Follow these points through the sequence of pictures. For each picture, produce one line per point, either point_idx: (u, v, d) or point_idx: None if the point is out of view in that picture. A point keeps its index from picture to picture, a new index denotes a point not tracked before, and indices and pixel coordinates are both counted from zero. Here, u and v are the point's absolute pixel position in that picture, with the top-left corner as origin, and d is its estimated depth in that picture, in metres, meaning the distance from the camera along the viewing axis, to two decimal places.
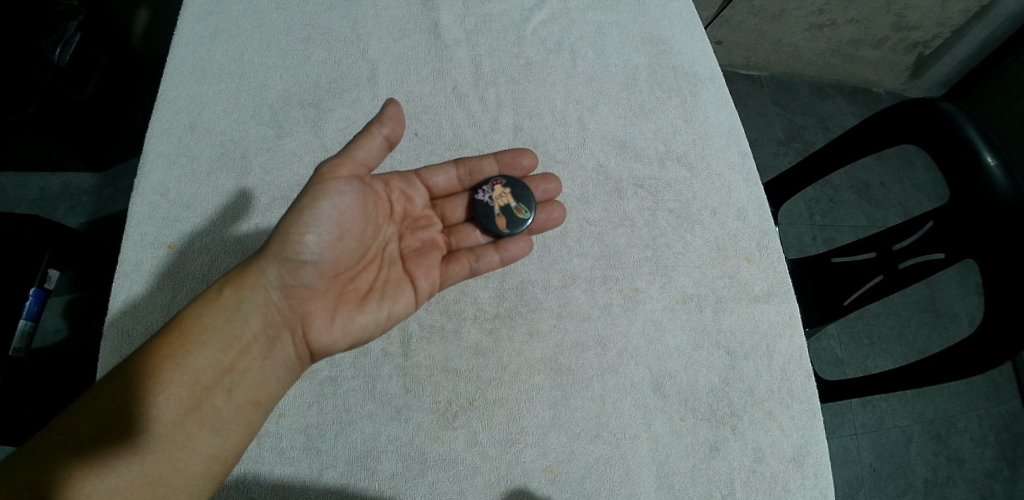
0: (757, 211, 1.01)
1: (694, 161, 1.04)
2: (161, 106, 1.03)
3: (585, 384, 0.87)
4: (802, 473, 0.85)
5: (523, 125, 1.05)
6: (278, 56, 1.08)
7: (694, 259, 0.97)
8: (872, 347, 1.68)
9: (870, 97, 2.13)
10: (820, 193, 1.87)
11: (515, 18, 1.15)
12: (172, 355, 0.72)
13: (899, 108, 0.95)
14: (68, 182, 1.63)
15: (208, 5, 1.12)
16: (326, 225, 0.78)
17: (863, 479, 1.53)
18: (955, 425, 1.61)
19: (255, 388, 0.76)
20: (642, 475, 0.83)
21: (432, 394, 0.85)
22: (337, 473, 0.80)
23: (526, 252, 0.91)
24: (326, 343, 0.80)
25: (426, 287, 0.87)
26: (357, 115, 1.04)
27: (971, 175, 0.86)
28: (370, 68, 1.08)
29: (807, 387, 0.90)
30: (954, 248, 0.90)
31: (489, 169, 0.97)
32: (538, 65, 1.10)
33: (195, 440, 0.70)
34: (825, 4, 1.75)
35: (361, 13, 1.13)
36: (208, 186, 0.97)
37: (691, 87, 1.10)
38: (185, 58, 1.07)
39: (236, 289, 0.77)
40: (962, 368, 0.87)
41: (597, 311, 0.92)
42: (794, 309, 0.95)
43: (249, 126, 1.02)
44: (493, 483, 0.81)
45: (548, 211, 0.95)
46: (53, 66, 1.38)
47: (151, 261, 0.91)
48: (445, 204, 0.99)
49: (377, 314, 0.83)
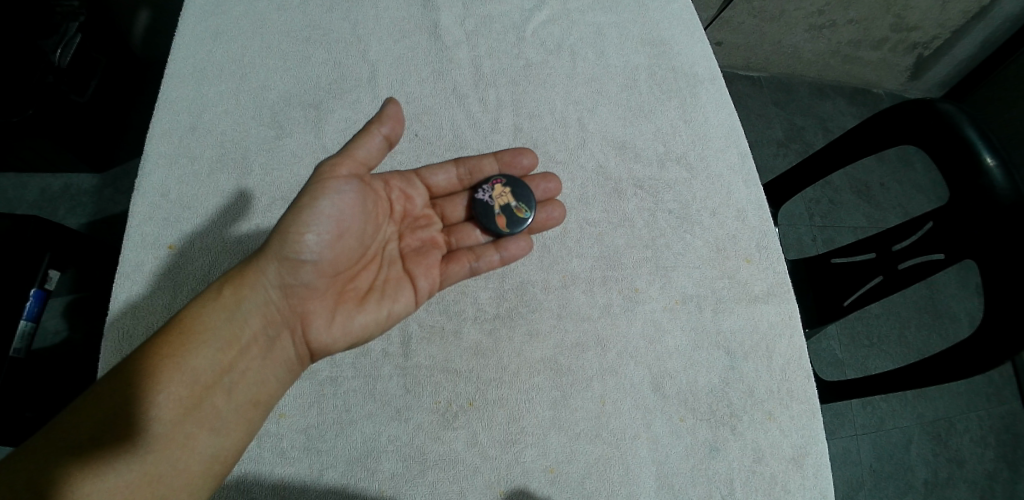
0: (757, 211, 1.01)
1: (693, 162, 1.05)
2: (162, 107, 1.03)
3: (585, 384, 0.87)
4: (802, 473, 0.85)
5: (523, 126, 1.05)
6: (279, 57, 1.09)
7: (694, 259, 0.97)
8: (872, 348, 1.68)
9: (870, 98, 2.13)
10: (820, 194, 1.88)
11: (515, 19, 1.15)
12: (172, 355, 0.72)
13: (899, 109, 0.95)
14: (68, 183, 1.64)
15: (209, 6, 1.13)
16: (325, 224, 0.78)
17: (863, 480, 1.53)
18: (956, 425, 1.61)
19: (255, 387, 0.76)
20: (642, 475, 0.83)
21: (432, 395, 0.85)
22: (337, 473, 0.80)
23: (526, 251, 0.91)
24: (326, 342, 0.81)
25: (426, 286, 0.87)
26: (357, 115, 1.04)
27: (971, 176, 0.86)
28: (371, 69, 1.08)
29: (806, 387, 0.90)
30: (954, 248, 0.91)
31: (489, 168, 0.98)
32: (538, 66, 1.11)
33: (195, 440, 0.70)
34: (824, 5, 1.75)
35: (361, 15, 1.13)
36: (208, 187, 0.97)
37: (690, 88, 1.11)
38: (186, 59, 1.08)
39: (236, 289, 0.77)
40: (962, 368, 0.87)
41: (597, 312, 0.92)
42: (794, 309, 0.95)
43: (250, 127, 1.02)
44: (493, 483, 0.81)
45: (549, 210, 0.95)
46: (54, 68, 1.38)
47: (152, 262, 0.91)
48: (445, 203, 0.99)
49: (377, 314, 0.83)
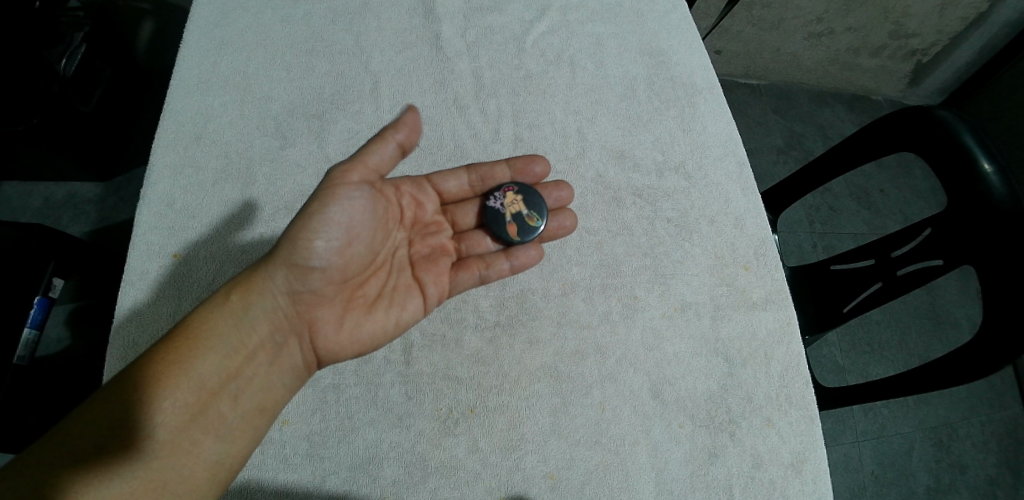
0: (755, 219, 1.02)
1: (691, 171, 1.06)
2: (168, 117, 1.05)
3: (585, 391, 0.88)
4: (801, 479, 0.86)
5: (523, 135, 1.07)
6: (282, 68, 1.10)
7: (692, 267, 0.98)
8: (872, 354, 1.68)
9: (870, 106, 2.15)
10: (819, 201, 1.89)
11: (516, 30, 1.16)
12: (177, 361, 0.73)
13: (898, 116, 0.96)
14: (72, 191, 1.65)
15: (214, 17, 1.15)
16: (335, 231, 0.78)
17: (864, 486, 1.53)
18: (958, 431, 1.61)
19: (263, 394, 0.77)
20: (642, 481, 0.84)
21: (433, 402, 0.86)
22: (339, 479, 0.81)
23: (536, 260, 0.93)
24: (332, 349, 0.82)
25: (433, 294, 0.88)
26: (359, 126, 1.05)
27: (969, 183, 0.87)
28: (373, 80, 1.10)
29: (805, 394, 0.91)
30: (953, 255, 0.91)
31: (501, 175, 0.99)
32: (538, 77, 1.12)
33: (200, 447, 0.71)
34: (823, 12, 1.77)
35: (364, 26, 1.15)
36: (213, 198, 0.98)
37: (689, 98, 1.12)
38: (190, 70, 1.09)
39: (244, 294, 0.78)
40: (963, 373, 0.88)
41: (597, 320, 0.93)
42: (792, 317, 0.96)
43: (254, 138, 1.04)
44: (494, 489, 0.82)
45: (561, 219, 0.97)
46: (59, 78, 1.38)
47: (156, 270, 0.93)
48: (456, 210, 1.00)
49: (384, 321, 0.84)
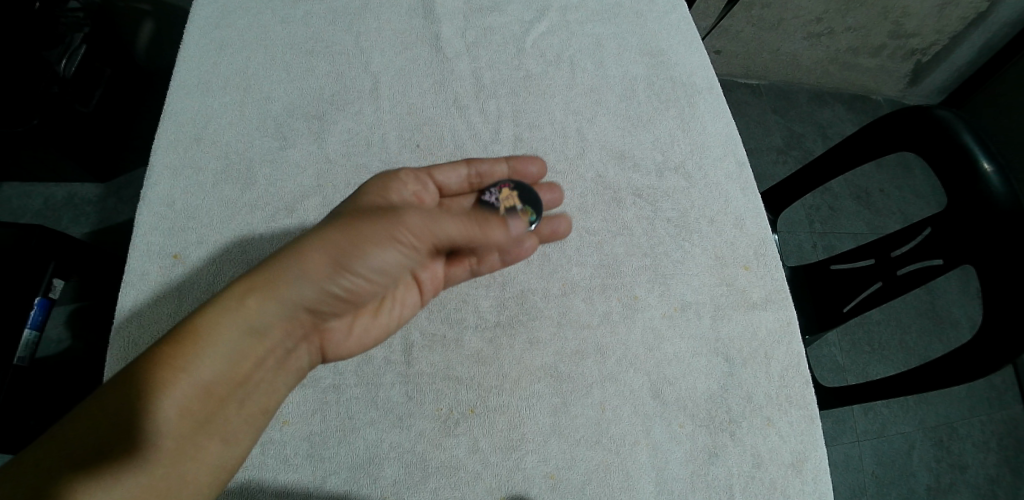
0: (754, 219, 1.02)
1: (691, 172, 1.06)
2: (168, 118, 1.05)
3: (585, 391, 0.88)
4: (801, 479, 0.86)
5: (523, 136, 1.07)
6: (282, 69, 1.10)
7: (692, 267, 0.98)
8: (872, 354, 1.68)
9: (869, 106, 2.15)
10: (819, 201, 1.89)
11: (515, 31, 1.17)
12: (184, 367, 0.72)
13: (898, 115, 0.96)
14: (72, 192, 1.65)
15: (214, 18, 1.15)
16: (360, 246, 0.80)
17: (865, 486, 1.53)
18: (958, 430, 1.61)
19: (268, 397, 0.78)
20: (642, 481, 0.84)
21: (434, 402, 0.86)
22: (340, 479, 0.81)
23: (530, 252, 0.92)
24: (339, 352, 0.85)
25: (432, 290, 0.91)
26: (359, 127, 1.06)
27: (969, 182, 0.87)
28: (373, 81, 1.10)
29: (805, 394, 0.91)
30: (953, 254, 0.91)
31: (500, 172, 0.98)
32: (538, 77, 1.12)
33: (206, 452, 0.72)
34: (823, 12, 1.77)
35: (364, 27, 1.15)
36: (213, 198, 0.98)
37: (688, 98, 1.12)
38: (190, 71, 1.09)
39: (257, 301, 0.77)
40: (963, 372, 0.88)
41: (597, 320, 0.93)
42: (792, 316, 0.96)
43: (254, 138, 1.04)
44: (494, 488, 0.82)
45: (555, 224, 0.94)
46: (59, 78, 1.39)
47: (156, 271, 0.92)
48: (451, 203, 1.01)
49: (388, 324, 0.87)
